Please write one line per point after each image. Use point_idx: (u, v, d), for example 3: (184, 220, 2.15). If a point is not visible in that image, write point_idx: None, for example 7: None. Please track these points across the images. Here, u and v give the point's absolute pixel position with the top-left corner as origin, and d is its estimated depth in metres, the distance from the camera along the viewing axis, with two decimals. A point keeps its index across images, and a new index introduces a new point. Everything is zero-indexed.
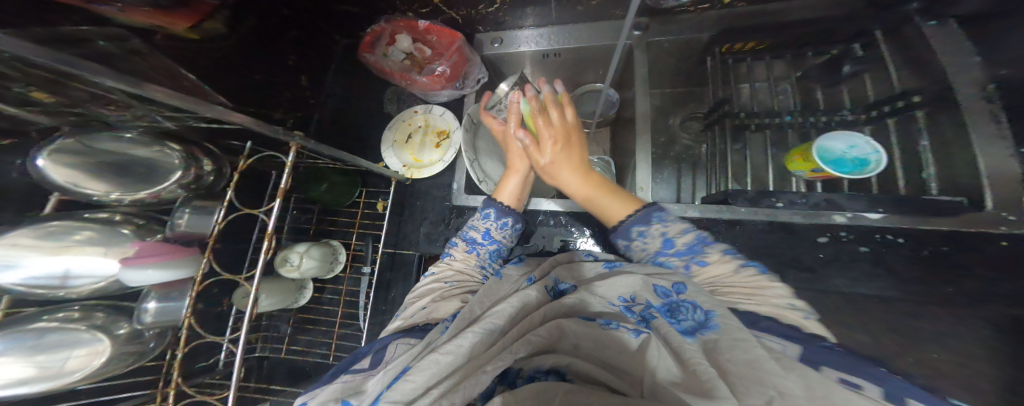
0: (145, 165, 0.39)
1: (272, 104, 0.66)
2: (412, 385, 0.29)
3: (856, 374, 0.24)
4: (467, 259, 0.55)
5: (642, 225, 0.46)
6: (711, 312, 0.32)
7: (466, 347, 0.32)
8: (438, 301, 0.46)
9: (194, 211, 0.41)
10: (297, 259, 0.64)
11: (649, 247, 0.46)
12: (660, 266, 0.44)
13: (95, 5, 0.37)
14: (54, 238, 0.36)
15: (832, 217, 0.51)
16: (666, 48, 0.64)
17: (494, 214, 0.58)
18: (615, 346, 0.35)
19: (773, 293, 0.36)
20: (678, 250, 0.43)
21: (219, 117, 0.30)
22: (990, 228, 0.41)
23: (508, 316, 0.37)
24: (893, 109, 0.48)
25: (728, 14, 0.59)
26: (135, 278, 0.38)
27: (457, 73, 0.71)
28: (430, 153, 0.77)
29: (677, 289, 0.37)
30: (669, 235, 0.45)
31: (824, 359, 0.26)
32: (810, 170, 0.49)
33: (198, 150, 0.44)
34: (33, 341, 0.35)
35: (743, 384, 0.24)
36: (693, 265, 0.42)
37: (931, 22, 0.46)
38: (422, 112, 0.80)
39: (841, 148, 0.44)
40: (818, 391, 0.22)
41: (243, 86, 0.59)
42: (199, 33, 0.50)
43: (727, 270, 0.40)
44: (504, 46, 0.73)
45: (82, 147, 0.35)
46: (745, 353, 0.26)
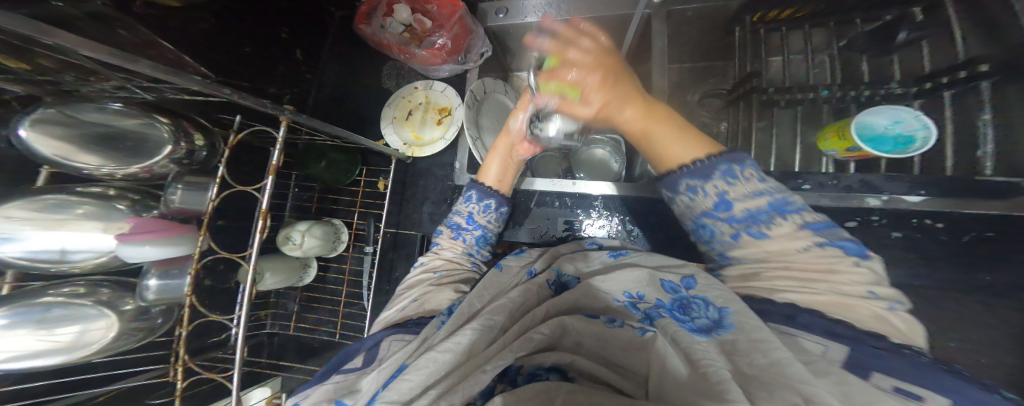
0: (133, 138, 0.37)
1: (267, 78, 0.63)
2: (409, 383, 0.28)
3: (926, 386, 0.19)
4: (455, 246, 0.56)
5: (693, 181, 0.38)
6: (724, 309, 0.30)
7: (465, 344, 0.31)
8: (429, 292, 0.46)
9: (186, 187, 0.40)
10: (298, 237, 0.63)
11: (698, 206, 0.39)
12: (706, 227, 0.39)
13: None
14: (51, 212, 0.35)
15: (865, 199, 0.46)
16: (689, 17, 0.58)
17: (476, 196, 0.58)
18: (621, 345, 0.34)
19: (847, 280, 0.30)
20: (739, 214, 0.35)
21: (204, 90, 0.26)
22: None
23: (508, 312, 0.36)
24: (952, 80, 0.42)
25: None
26: (133, 254, 0.37)
27: (459, 46, 0.67)
28: (432, 130, 0.74)
29: (688, 285, 0.35)
30: (729, 192, 0.36)
31: (876, 364, 0.22)
32: (844, 150, 0.45)
33: (187, 124, 0.42)
34: (42, 314, 0.35)
35: (763, 390, 0.21)
36: (747, 236, 0.36)
37: None
38: (422, 88, 0.76)
39: (883, 125, 0.40)
40: (859, 402, 0.18)
41: (233, 58, 0.56)
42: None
43: (792, 247, 0.33)
44: (510, 17, 0.68)
45: (65, 119, 0.33)
46: (766, 356, 0.24)
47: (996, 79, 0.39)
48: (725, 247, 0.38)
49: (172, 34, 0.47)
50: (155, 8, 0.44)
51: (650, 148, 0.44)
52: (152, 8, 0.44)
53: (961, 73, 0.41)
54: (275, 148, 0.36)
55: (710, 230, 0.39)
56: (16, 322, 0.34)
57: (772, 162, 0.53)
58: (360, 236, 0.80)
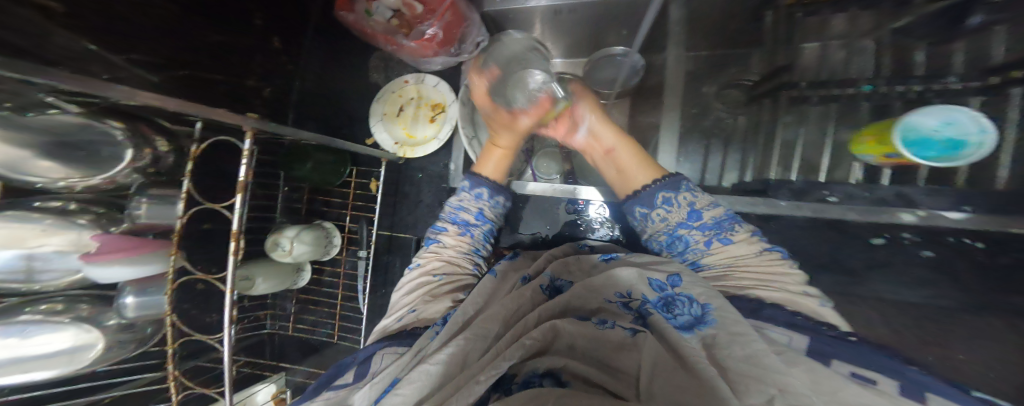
0: (83, 145, 0.32)
1: (243, 71, 0.58)
2: (402, 399, 0.25)
3: (872, 368, 0.20)
4: (460, 243, 0.49)
5: (668, 193, 0.38)
6: (707, 305, 0.28)
7: (458, 356, 0.28)
8: (428, 301, 0.41)
9: (150, 201, 0.36)
10: (287, 244, 0.60)
11: (671, 217, 0.38)
12: (680, 238, 0.38)
13: None
14: (1, 227, 0.30)
15: (898, 215, 0.43)
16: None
17: (488, 194, 0.51)
18: (611, 345, 0.29)
19: (793, 279, 0.33)
20: (706, 223, 0.37)
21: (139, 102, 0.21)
22: None
23: (503, 319, 0.33)
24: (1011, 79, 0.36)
25: None
26: (103, 274, 0.34)
27: (452, 36, 0.61)
28: (425, 128, 0.69)
29: (674, 283, 0.32)
30: (696, 202, 0.38)
31: (834, 353, 0.22)
32: (882, 155, 0.41)
33: (146, 128, 0.37)
34: (20, 336, 0.33)
35: (741, 380, 0.20)
36: (716, 243, 0.36)
37: None
38: (413, 82, 0.70)
39: (930, 126, 0.35)
40: (828, 390, 0.18)
41: (203, 52, 0.50)
42: None
43: (751, 251, 0.35)
44: (509, 1, 0.60)
45: (7, 122, 0.27)
46: (745, 348, 0.22)
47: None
48: (696, 254, 0.38)
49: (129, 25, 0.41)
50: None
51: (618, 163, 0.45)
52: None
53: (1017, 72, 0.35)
54: (240, 163, 0.32)
55: (682, 241, 0.38)
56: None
57: None
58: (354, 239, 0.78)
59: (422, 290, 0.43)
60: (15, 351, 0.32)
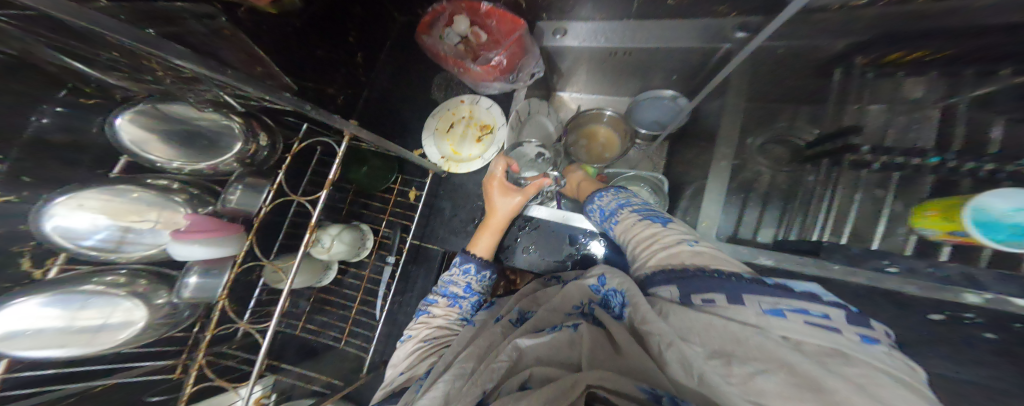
0: (208, 138, 0.38)
1: (326, 80, 0.64)
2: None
3: (714, 289, 0.26)
4: (449, 314, 0.51)
5: (583, 198, 0.55)
6: (622, 291, 0.34)
7: (440, 395, 0.32)
8: (418, 359, 0.45)
9: (245, 189, 0.41)
10: (328, 241, 0.62)
11: (590, 214, 0.53)
12: (604, 228, 0.50)
13: None
14: (119, 200, 0.36)
15: (961, 294, 0.34)
16: (778, 55, 0.52)
17: (474, 268, 0.52)
18: (563, 348, 0.31)
19: (668, 239, 0.37)
20: (604, 208, 0.49)
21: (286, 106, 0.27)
22: None
23: (479, 354, 0.37)
24: None
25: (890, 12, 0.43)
26: (183, 252, 0.36)
27: (513, 65, 0.67)
28: (470, 147, 0.73)
29: (602, 282, 0.38)
30: (597, 195, 0.52)
31: (691, 285, 0.28)
32: (944, 232, 0.37)
33: (255, 123, 0.43)
34: (78, 305, 0.33)
35: (657, 353, 0.25)
36: (617, 224, 0.46)
37: None
38: (468, 103, 0.74)
39: (1000, 210, 0.32)
40: (695, 328, 0.23)
41: (304, 62, 0.59)
42: (276, 8, 0.53)
43: (633, 224, 0.42)
44: (567, 39, 0.66)
45: (158, 113, 0.35)
46: (648, 325, 0.26)
47: None
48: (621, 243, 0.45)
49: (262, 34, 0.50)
50: (256, 14, 0.50)
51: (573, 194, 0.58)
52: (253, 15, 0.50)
53: None
54: (334, 163, 0.36)
55: (607, 230, 0.49)
56: (57, 306, 0.31)
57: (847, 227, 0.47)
58: (385, 245, 0.79)
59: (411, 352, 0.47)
60: (66, 319, 0.31)
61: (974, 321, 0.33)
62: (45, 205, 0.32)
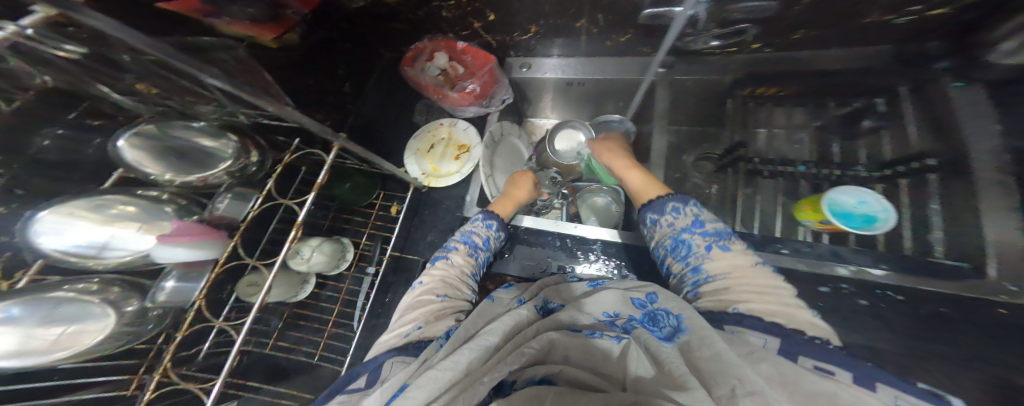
0: (202, 152, 0.41)
1: (316, 106, 0.70)
2: (410, 401, 0.27)
3: (832, 362, 0.24)
4: (467, 263, 0.57)
5: (680, 204, 0.47)
6: (680, 316, 0.33)
7: (464, 363, 0.31)
8: (430, 320, 0.45)
9: (232, 198, 0.45)
10: (307, 252, 0.66)
11: (677, 222, 0.46)
12: (683, 242, 0.45)
13: (209, 19, 0.48)
14: (103, 211, 0.37)
15: (834, 268, 0.48)
16: (689, 86, 0.68)
17: (494, 225, 0.63)
18: (601, 355, 0.34)
19: (784, 293, 0.35)
20: (709, 231, 0.44)
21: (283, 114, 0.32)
22: (991, 296, 0.38)
23: (503, 333, 0.35)
24: (908, 169, 0.48)
25: (758, 58, 0.62)
26: (163, 255, 0.37)
27: (486, 92, 0.76)
28: (449, 164, 0.80)
29: (652, 299, 0.38)
30: (702, 216, 0.46)
31: (804, 350, 0.26)
32: (819, 221, 0.51)
33: (250, 143, 0.46)
34: (48, 311, 0.33)
35: (711, 379, 0.26)
36: (715, 248, 0.42)
37: (957, 84, 0.46)
38: (447, 125, 0.83)
39: (849, 203, 0.46)
40: (790, 380, 0.23)
41: (297, 89, 0.65)
42: (278, 42, 0.60)
43: (746, 262, 0.40)
44: (532, 71, 0.78)
45: (153, 133, 0.39)
46: (711, 349, 0.27)
47: (942, 173, 0.45)
48: (699, 260, 0.43)
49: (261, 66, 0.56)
50: (258, 48, 0.55)
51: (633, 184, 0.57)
52: (256, 49, 0.55)
53: (919, 162, 0.46)
54: (322, 169, 0.42)
55: (686, 245, 0.44)
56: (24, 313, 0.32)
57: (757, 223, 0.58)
58: (365, 256, 0.82)
59: (425, 312, 0.46)
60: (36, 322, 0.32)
61: (850, 290, 0.45)
62: (34, 215, 0.34)
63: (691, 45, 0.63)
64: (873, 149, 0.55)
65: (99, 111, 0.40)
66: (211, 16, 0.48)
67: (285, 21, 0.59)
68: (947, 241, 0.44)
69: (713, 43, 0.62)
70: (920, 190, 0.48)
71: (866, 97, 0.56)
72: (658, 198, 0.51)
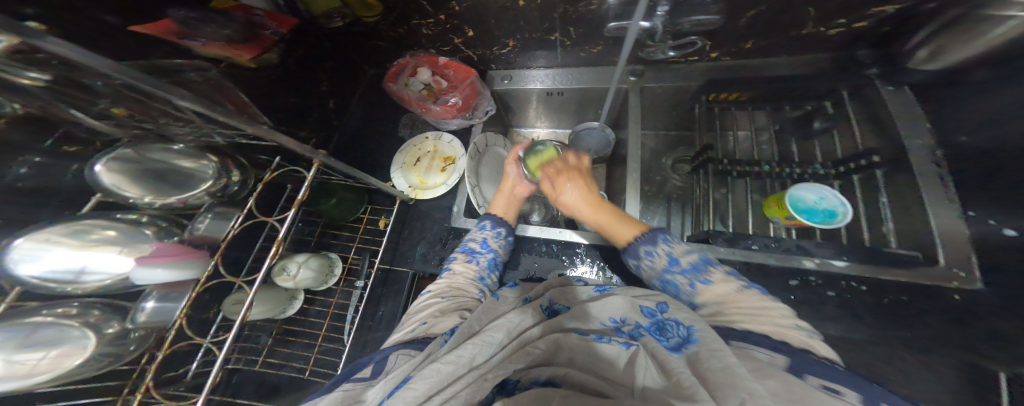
0: (182, 173, 0.41)
1: (299, 124, 0.71)
2: (414, 392, 0.30)
3: (838, 382, 0.25)
4: (468, 269, 0.59)
5: (649, 247, 0.48)
6: (691, 327, 0.33)
7: (468, 357, 0.33)
8: (437, 317, 0.45)
9: (214, 216, 0.46)
10: (293, 269, 0.66)
11: (656, 265, 0.48)
12: (669, 282, 0.46)
13: (185, 40, 0.50)
14: (79, 236, 0.36)
15: (802, 261, 0.50)
16: (659, 92, 0.73)
17: (490, 224, 0.66)
18: (607, 360, 0.35)
19: (779, 313, 0.36)
20: (686, 268, 0.45)
21: (260, 133, 0.33)
22: (945, 283, 0.41)
23: (508, 330, 0.36)
24: (856, 167, 0.52)
25: (716, 65, 0.69)
26: (143, 277, 0.38)
27: (468, 104, 0.78)
28: (435, 176, 0.81)
29: (662, 309, 0.37)
30: (675, 254, 0.46)
31: (810, 370, 0.26)
32: (784, 217, 0.54)
33: (230, 162, 0.47)
34: (27, 335, 0.33)
35: (719, 387, 0.25)
36: (698, 284, 0.43)
37: (889, 87, 0.53)
38: (432, 138, 0.85)
39: (812, 200, 0.49)
40: (798, 396, 0.23)
41: (277, 107, 0.66)
42: (256, 62, 0.61)
43: (730, 289, 0.41)
44: (513, 83, 0.81)
45: (132, 157, 0.39)
46: (723, 362, 0.27)
47: (886, 168, 0.50)
48: (690, 296, 0.44)
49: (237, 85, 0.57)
50: (236, 68, 0.57)
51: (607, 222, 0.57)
52: (233, 69, 0.57)
53: (862, 161, 0.51)
54: (303, 186, 0.41)
55: (671, 284, 0.46)
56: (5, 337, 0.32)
57: (730, 221, 0.60)
58: (354, 270, 0.81)
59: (433, 312, 0.47)
60: (17, 347, 0.32)
61: (817, 281, 0.50)
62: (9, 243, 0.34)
63: (653, 56, 0.70)
64: (830, 147, 0.59)
65: (75, 137, 0.41)
66: (186, 38, 0.50)
67: (263, 41, 0.61)
68: (899, 229, 0.48)
69: (671, 53, 0.68)
70: (873, 183, 0.52)
71: (816, 100, 0.62)
72: (633, 239, 0.52)
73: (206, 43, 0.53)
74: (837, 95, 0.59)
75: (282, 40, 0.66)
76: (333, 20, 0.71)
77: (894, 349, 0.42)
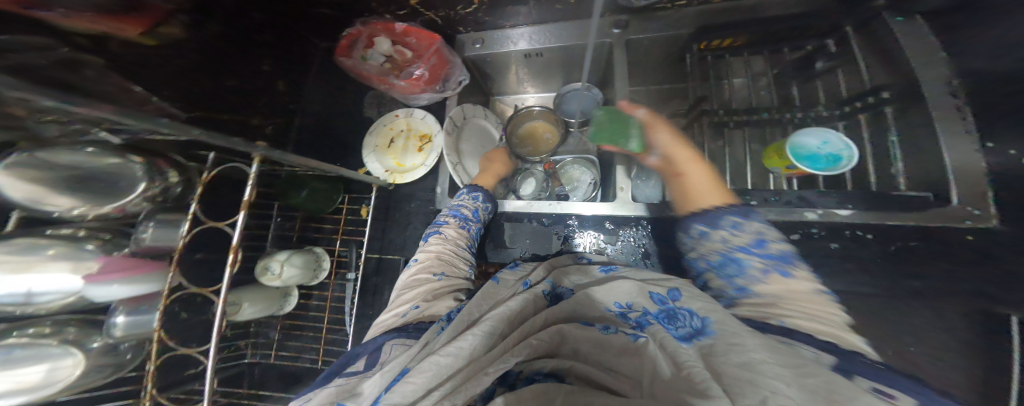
0: (106, 178, 0.36)
1: (245, 109, 0.59)
2: (413, 386, 0.26)
3: (902, 387, 0.18)
4: (460, 237, 0.57)
5: (741, 218, 0.37)
6: (707, 318, 0.29)
7: (467, 349, 0.30)
8: (431, 300, 0.43)
9: (157, 225, 0.39)
10: (277, 267, 0.62)
11: (731, 240, 0.36)
12: (732, 262, 0.35)
13: (32, 10, 0.33)
14: (23, 254, 0.33)
15: (804, 214, 0.49)
16: (645, 45, 0.66)
17: (482, 197, 0.64)
18: (614, 349, 0.32)
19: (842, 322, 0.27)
20: (773, 254, 0.34)
21: (167, 129, 0.28)
22: (956, 222, 0.39)
23: (507, 317, 0.34)
24: (864, 105, 0.48)
25: (708, 10, 0.60)
26: (100, 294, 0.36)
27: (437, 75, 0.70)
28: (413, 157, 0.75)
29: (673, 296, 0.34)
30: (767, 235, 0.35)
31: (864, 372, 0.19)
32: (785, 167, 0.51)
33: (160, 161, 0.40)
34: (5, 355, 0.32)
35: (740, 388, 0.20)
36: (773, 272, 0.32)
37: (897, 18, 0.47)
38: (403, 116, 0.78)
39: (814, 145, 0.45)
40: (829, 394, 0.17)
41: (201, 89, 0.51)
42: (153, 38, 0.44)
43: (808, 289, 0.30)
44: (485, 47, 0.73)
45: (40, 163, 0.33)
46: (742, 356, 0.23)
47: (895, 106, 0.45)
48: (748, 282, 0.33)
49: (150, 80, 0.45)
50: (131, 47, 0.42)
51: (692, 185, 0.47)
52: (127, 49, 0.42)
53: (869, 99, 0.47)
54: (247, 185, 0.37)
55: (737, 265, 0.35)
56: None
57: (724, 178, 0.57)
58: (343, 263, 0.79)
59: (424, 291, 0.45)
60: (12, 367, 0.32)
61: (818, 235, 0.48)
62: None
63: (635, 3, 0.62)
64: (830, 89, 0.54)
65: None
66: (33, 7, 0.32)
67: (156, 10, 0.42)
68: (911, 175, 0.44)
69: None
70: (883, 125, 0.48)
71: (817, 39, 0.56)
72: (713, 207, 0.41)
73: (66, 15, 0.34)
74: (840, 32, 0.53)
75: (185, 8, 0.47)
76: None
77: (893, 299, 0.41)
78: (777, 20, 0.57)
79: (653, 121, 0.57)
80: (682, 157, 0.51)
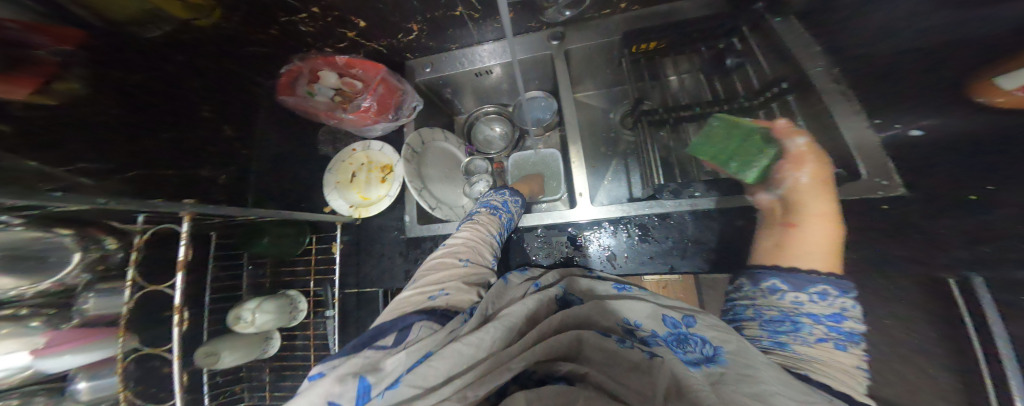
0: (37, 256, 0.36)
1: (196, 161, 0.61)
2: (435, 370, 0.25)
3: None
4: (491, 222, 0.57)
5: (834, 291, 0.34)
6: (719, 348, 0.29)
7: (488, 342, 0.28)
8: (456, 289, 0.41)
9: (99, 294, 0.41)
10: (249, 315, 0.62)
11: (808, 306, 0.34)
12: (795, 323, 0.33)
13: None
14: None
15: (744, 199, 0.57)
16: (583, 53, 0.68)
17: (509, 192, 0.65)
18: (624, 366, 0.30)
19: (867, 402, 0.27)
20: (840, 329, 0.32)
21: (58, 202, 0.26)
22: (872, 194, 0.47)
23: (525, 315, 0.32)
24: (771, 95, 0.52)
25: (630, 16, 0.63)
26: (54, 365, 0.37)
27: (388, 104, 0.71)
28: (376, 189, 0.77)
29: (689, 323, 0.33)
30: (848, 313, 0.33)
31: None
32: None
33: (95, 229, 0.41)
34: None
35: None
36: (828, 343, 0.31)
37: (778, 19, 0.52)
38: (361, 149, 0.80)
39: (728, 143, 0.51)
40: None
41: (123, 149, 0.49)
42: (53, 96, 0.41)
43: (852, 364, 0.30)
44: (435, 70, 0.75)
45: None
46: (753, 387, 0.24)
47: (795, 94, 0.50)
48: (795, 340, 0.31)
49: (74, 150, 0.43)
50: (39, 109, 0.40)
51: (800, 245, 0.41)
52: (35, 110, 0.40)
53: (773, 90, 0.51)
54: (182, 244, 0.38)
55: (798, 327, 0.33)
56: None
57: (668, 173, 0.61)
58: (320, 301, 0.78)
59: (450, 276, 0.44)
60: None
61: None
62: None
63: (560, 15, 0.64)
64: (747, 81, 0.56)
65: None
66: None
67: (43, 65, 0.39)
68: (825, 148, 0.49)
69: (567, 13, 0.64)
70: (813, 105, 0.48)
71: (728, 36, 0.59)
72: (809, 271, 0.37)
73: None
74: (739, 32, 0.57)
75: (80, 61, 0.43)
76: (152, 27, 0.49)
77: None
78: (694, 20, 0.59)
79: (803, 156, 0.46)
80: (804, 211, 0.45)
